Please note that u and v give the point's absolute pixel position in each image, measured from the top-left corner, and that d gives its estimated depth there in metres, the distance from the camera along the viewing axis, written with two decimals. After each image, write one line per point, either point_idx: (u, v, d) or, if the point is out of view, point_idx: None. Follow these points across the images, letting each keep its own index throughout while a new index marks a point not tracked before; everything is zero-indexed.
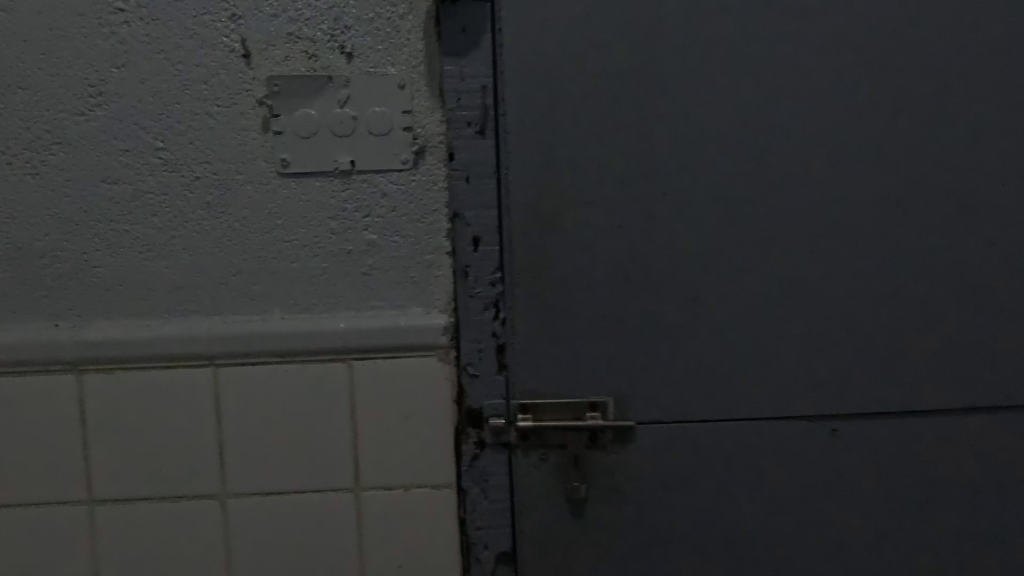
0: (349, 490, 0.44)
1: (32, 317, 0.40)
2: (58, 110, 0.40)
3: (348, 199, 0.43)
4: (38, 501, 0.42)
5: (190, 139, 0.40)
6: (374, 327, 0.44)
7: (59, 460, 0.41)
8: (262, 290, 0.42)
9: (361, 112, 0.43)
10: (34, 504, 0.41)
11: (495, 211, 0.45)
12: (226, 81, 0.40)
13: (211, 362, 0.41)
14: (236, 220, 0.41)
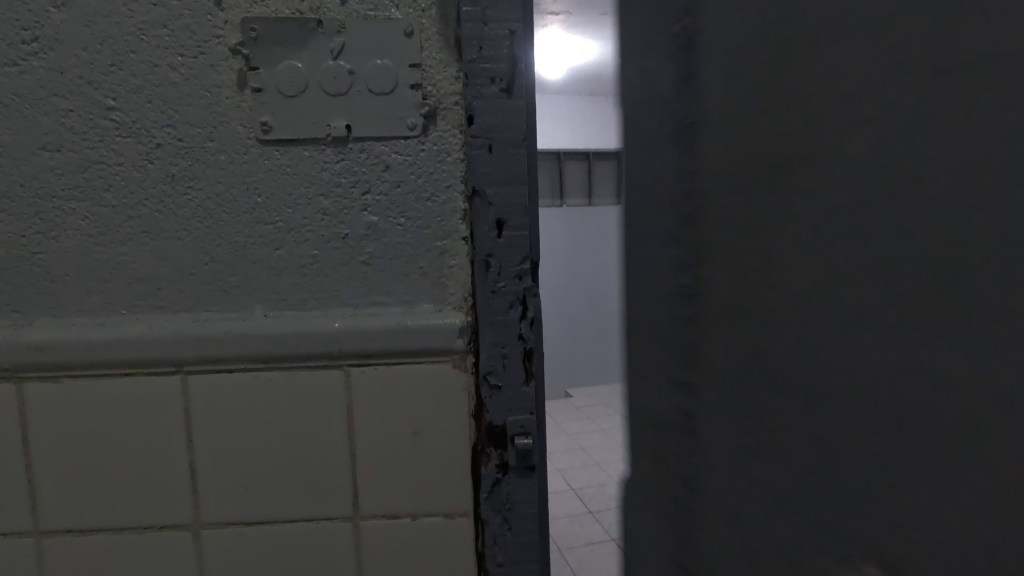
0: (348, 520, 0.36)
1: None
2: None
3: (343, 172, 0.35)
4: None
5: (148, 97, 0.34)
6: (374, 329, 0.35)
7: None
8: (239, 283, 0.36)
9: (358, 66, 0.34)
10: None
11: (523, 187, 0.36)
12: (191, 25, 0.34)
13: (179, 370, 0.35)
14: (205, 197, 0.35)
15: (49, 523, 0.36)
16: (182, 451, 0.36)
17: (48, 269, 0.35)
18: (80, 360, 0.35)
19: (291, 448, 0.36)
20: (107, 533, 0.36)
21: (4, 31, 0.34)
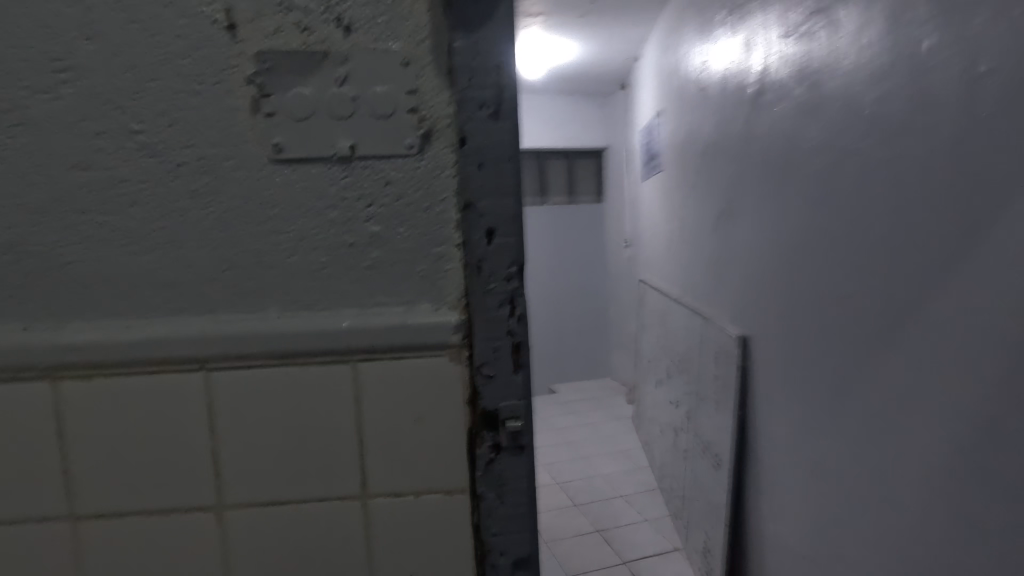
0: (356, 499, 0.41)
1: (7, 319, 0.39)
2: (24, 89, 0.37)
3: (349, 187, 0.39)
4: (17, 517, 0.40)
5: (170, 120, 0.38)
6: (379, 327, 0.39)
7: (38, 469, 0.39)
8: (255, 287, 0.40)
9: (361, 92, 0.38)
10: (14, 519, 0.39)
11: (511, 199, 0.40)
12: (209, 56, 0.37)
13: (202, 366, 0.39)
14: (223, 209, 0.39)
15: (84, 507, 0.40)
16: (207, 442, 0.40)
17: (81, 277, 0.39)
18: (111, 359, 0.38)
19: (307, 437, 0.40)
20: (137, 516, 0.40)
21: (35, 61, 0.37)
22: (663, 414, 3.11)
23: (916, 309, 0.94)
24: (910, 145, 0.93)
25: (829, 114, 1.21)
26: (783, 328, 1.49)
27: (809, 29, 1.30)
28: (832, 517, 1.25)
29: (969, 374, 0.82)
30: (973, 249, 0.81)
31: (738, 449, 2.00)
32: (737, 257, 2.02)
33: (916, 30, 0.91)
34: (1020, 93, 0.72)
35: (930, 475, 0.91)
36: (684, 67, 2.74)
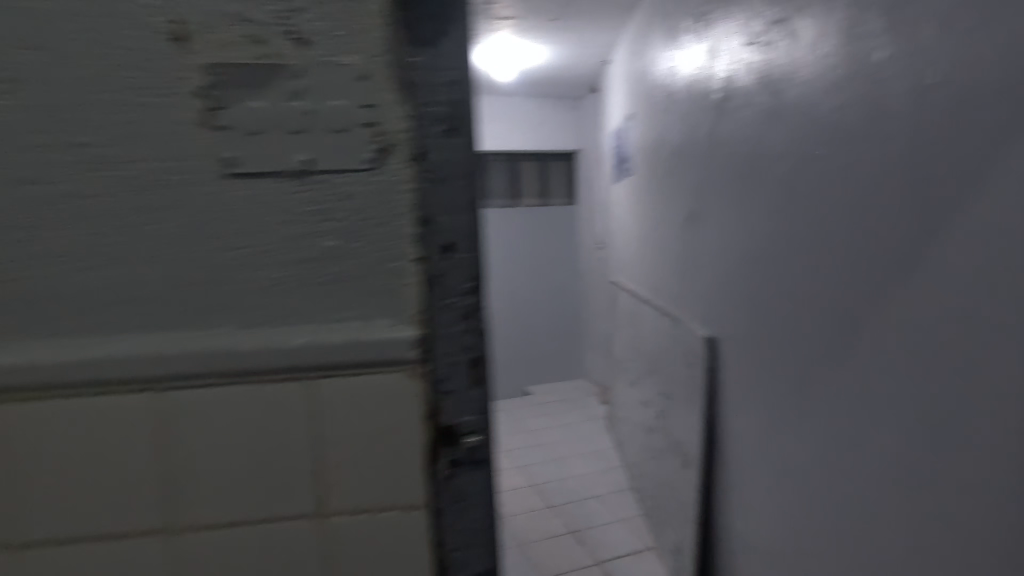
0: (312, 517, 0.40)
1: None
2: None
3: (304, 202, 0.38)
4: None
5: (120, 135, 0.37)
6: (335, 344, 0.39)
7: None
8: (208, 305, 0.39)
9: (317, 106, 0.37)
10: None
11: (468, 215, 0.40)
12: (160, 68, 0.36)
13: (149, 388, 0.38)
14: (175, 225, 0.38)
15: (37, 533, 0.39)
16: (155, 462, 0.39)
17: (27, 295, 0.38)
18: (54, 382, 0.37)
19: (260, 456, 0.39)
20: (90, 540, 0.39)
21: None
22: (635, 414, 3.16)
23: (873, 311, 0.97)
24: (866, 153, 0.97)
25: (790, 121, 1.24)
26: (749, 330, 1.52)
27: (770, 39, 1.34)
28: (797, 513, 1.28)
29: (922, 373, 0.86)
30: (923, 254, 0.84)
31: (708, 448, 2.04)
32: (704, 259, 2.06)
33: (869, 42, 0.94)
34: (965, 105, 0.75)
35: (887, 470, 0.94)
36: (652, 72, 2.79)
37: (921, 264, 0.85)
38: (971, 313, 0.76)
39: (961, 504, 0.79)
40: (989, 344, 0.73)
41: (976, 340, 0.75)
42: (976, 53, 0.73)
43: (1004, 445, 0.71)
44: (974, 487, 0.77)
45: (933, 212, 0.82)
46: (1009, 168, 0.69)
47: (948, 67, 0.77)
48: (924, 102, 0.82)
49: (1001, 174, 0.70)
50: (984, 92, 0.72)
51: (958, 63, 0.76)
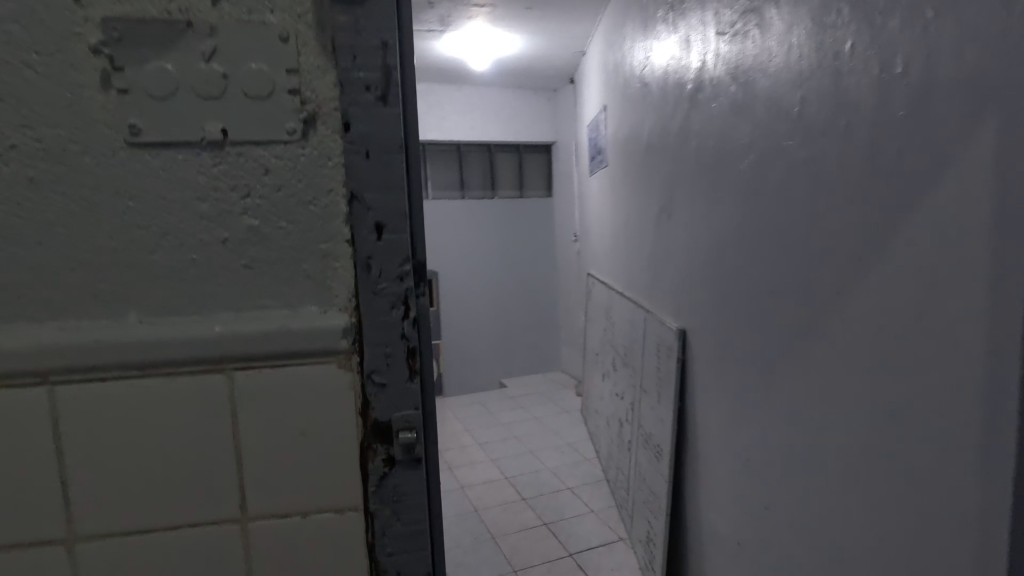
0: (236, 521, 0.39)
1: None
2: None
3: (220, 175, 0.37)
4: None
5: (13, 102, 0.35)
6: (259, 331, 0.38)
7: None
8: (117, 286, 0.37)
9: (232, 71, 0.36)
10: None
11: (399, 191, 0.39)
12: (56, 28, 0.34)
13: (48, 381, 0.36)
14: (76, 201, 0.36)
15: None
16: (64, 458, 0.37)
17: None
18: None
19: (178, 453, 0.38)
20: None
21: None
22: (608, 407, 3.17)
23: (837, 303, 0.97)
24: (831, 144, 0.96)
25: (759, 113, 1.24)
26: (719, 323, 1.52)
27: (741, 30, 1.33)
28: (763, 504, 1.29)
29: (882, 365, 0.86)
30: (884, 245, 0.84)
31: (677, 441, 2.05)
32: (676, 253, 2.06)
33: (836, 32, 0.94)
34: (923, 98, 0.76)
35: (850, 461, 0.95)
36: (627, 64, 2.77)
37: (882, 255, 0.85)
38: (929, 305, 0.76)
39: (918, 493, 0.80)
40: (947, 335, 0.73)
41: (935, 331, 0.75)
42: (938, 44, 0.72)
43: (960, 435, 0.72)
44: (930, 476, 0.77)
45: (893, 204, 0.82)
46: (968, 160, 0.69)
47: (912, 57, 0.77)
48: (887, 94, 0.82)
49: (958, 166, 0.71)
50: (945, 82, 0.72)
51: (922, 52, 0.75)
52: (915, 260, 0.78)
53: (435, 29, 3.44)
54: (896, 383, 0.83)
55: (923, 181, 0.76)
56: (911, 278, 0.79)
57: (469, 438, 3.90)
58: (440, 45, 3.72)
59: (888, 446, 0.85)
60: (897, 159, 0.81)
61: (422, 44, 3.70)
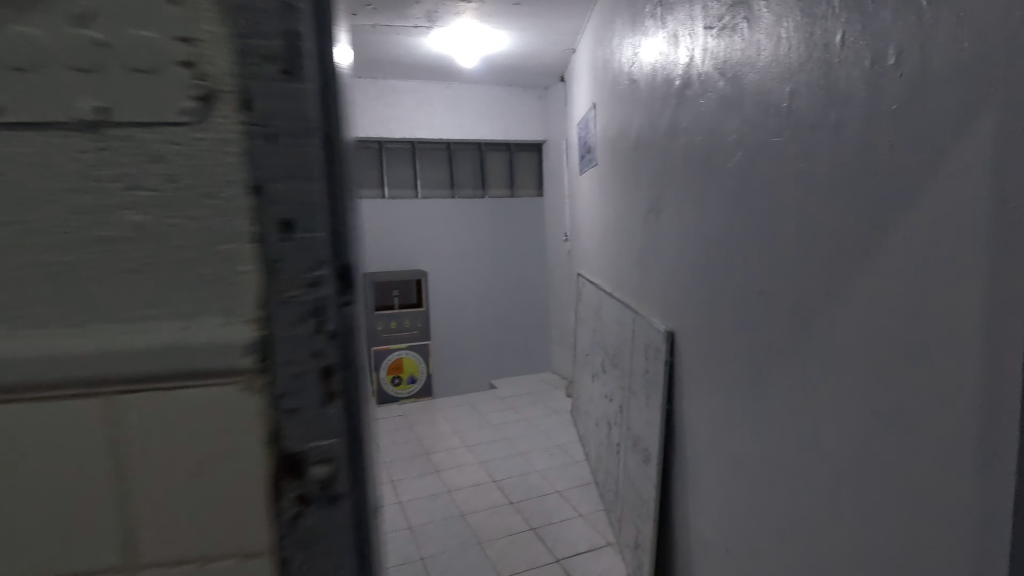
0: (259, 544, 0.46)
1: None
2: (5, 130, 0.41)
3: (259, 236, 0.45)
4: None
5: (96, 159, 0.42)
6: (284, 371, 0.46)
7: None
8: (170, 320, 0.44)
9: (279, 156, 0.44)
10: None
11: None
12: (136, 105, 0.42)
13: (98, 394, 0.43)
14: (138, 247, 0.44)
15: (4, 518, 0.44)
16: (118, 466, 0.44)
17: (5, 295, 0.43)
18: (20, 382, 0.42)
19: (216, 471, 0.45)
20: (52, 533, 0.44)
21: None
22: (599, 406, 3.24)
23: (849, 294, 1.06)
24: (845, 149, 1.04)
25: (775, 124, 1.28)
26: (728, 317, 1.60)
27: (749, 36, 1.38)
28: (773, 485, 1.38)
29: (895, 350, 0.95)
30: (897, 242, 0.93)
31: (665, 441, 2.16)
32: (668, 250, 2.10)
33: (854, 46, 1.01)
34: (962, 130, 0.80)
35: (862, 438, 1.04)
36: (615, 61, 2.81)
37: (895, 251, 0.93)
38: (940, 294, 0.85)
39: (929, 464, 0.89)
40: (959, 322, 0.82)
41: (948, 318, 0.84)
42: (958, 61, 0.80)
43: (970, 409, 0.81)
44: (940, 447, 0.87)
45: (907, 205, 0.90)
46: (981, 166, 0.77)
47: (930, 72, 0.85)
48: (904, 105, 0.90)
49: (971, 172, 0.79)
50: (962, 95, 0.80)
51: (939, 68, 0.83)
52: (927, 254, 0.87)
53: (422, 25, 3.45)
54: (908, 366, 0.92)
55: (936, 185, 0.85)
56: (923, 271, 0.88)
57: (457, 440, 4.02)
58: (429, 42, 3.73)
59: (899, 423, 0.94)
60: (913, 164, 0.89)
61: (409, 40, 3.69)
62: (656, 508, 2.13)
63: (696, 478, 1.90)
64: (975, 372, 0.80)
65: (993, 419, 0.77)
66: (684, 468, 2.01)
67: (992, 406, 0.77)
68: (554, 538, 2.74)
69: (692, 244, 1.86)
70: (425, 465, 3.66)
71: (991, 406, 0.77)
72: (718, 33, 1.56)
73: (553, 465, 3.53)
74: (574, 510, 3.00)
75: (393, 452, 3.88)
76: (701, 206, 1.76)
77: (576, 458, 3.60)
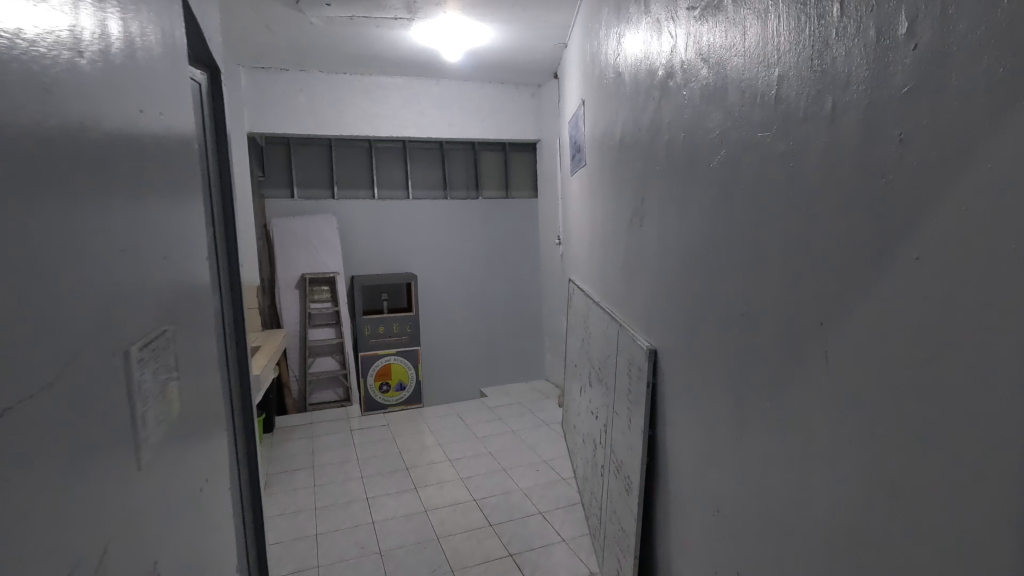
0: None
1: None
2: None
3: None
4: None
5: None
6: None
7: None
8: None
9: None
10: None
11: None
12: None
13: None
14: None
15: None
16: None
17: None
18: None
19: None
20: None
21: None
22: (585, 423, 3.03)
23: (851, 324, 0.85)
24: (846, 145, 0.84)
25: (761, 116, 1.09)
26: (714, 339, 1.39)
27: (735, 16, 1.17)
28: (761, 537, 1.18)
29: (906, 401, 0.74)
30: (911, 264, 0.72)
31: (648, 471, 1.96)
32: (652, 259, 1.89)
33: (856, 15, 0.80)
34: (989, 124, 0.61)
35: (866, 503, 0.84)
36: (602, 54, 2.60)
37: (909, 274, 0.73)
38: (955, 337, 0.66)
39: (952, 552, 0.68)
40: (992, 374, 0.62)
41: (978, 369, 0.63)
42: (991, 26, 0.60)
43: (1008, 492, 0.60)
44: (967, 532, 0.66)
45: (924, 217, 0.70)
46: (1015, 167, 0.58)
47: (955, 41, 0.64)
48: (919, 86, 0.69)
49: (1010, 174, 0.59)
50: (1000, 72, 0.59)
51: (968, 37, 0.62)
52: (948, 281, 0.67)
53: (402, 17, 3.23)
54: (926, 424, 0.71)
55: (964, 192, 0.64)
56: (944, 303, 0.68)
57: (439, 454, 3.81)
58: (413, 35, 3.53)
59: (913, 493, 0.74)
60: (933, 164, 0.68)
61: (392, 33, 3.49)
62: (636, 544, 1.93)
63: (679, 515, 1.69)
64: (1015, 443, 0.59)
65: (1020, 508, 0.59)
66: (667, 501, 1.79)
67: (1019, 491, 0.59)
68: (533, 566, 2.52)
69: (676, 254, 1.65)
70: (404, 480, 3.44)
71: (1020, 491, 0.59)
72: (703, 14, 1.35)
73: (537, 483, 3.31)
74: (555, 534, 2.78)
75: (371, 466, 3.66)
76: (686, 212, 1.55)
77: (563, 475, 3.40)
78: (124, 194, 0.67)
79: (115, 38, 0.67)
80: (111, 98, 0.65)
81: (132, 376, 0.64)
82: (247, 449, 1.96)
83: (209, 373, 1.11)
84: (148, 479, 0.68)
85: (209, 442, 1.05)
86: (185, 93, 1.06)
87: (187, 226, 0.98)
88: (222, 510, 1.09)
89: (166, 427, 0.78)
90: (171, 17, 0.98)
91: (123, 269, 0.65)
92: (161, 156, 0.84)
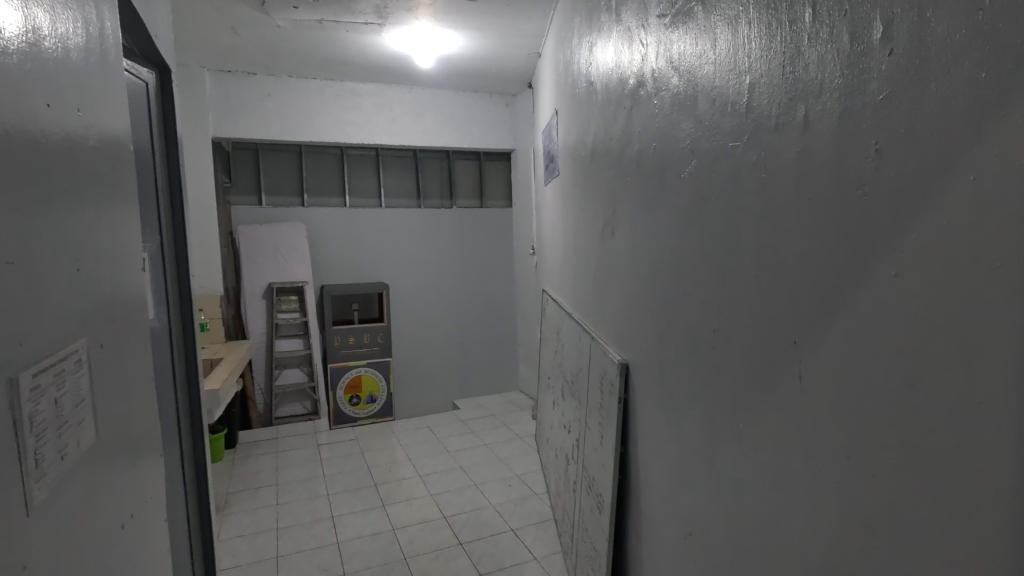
0: None
1: None
2: None
3: None
4: None
5: None
6: None
7: None
8: None
9: None
10: None
11: None
12: None
13: None
14: None
15: None
16: None
17: None
18: None
19: None
20: None
21: None
22: (557, 435, 2.98)
23: (825, 342, 0.81)
24: (820, 153, 0.80)
25: (730, 125, 1.06)
26: (685, 354, 1.35)
27: (706, 23, 1.14)
28: (734, 564, 1.12)
29: (883, 425, 0.70)
30: (890, 280, 0.68)
31: (620, 488, 1.90)
32: (624, 270, 1.85)
33: (828, 20, 0.77)
34: (973, 132, 0.57)
35: (843, 533, 0.79)
36: (574, 65, 2.57)
37: (888, 290, 0.69)
38: (932, 355, 0.63)
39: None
40: (978, 403, 0.57)
41: (962, 392, 0.59)
42: (971, 30, 0.56)
43: (992, 519, 0.56)
44: (954, 569, 0.61)
45: (902, 234, 0.66)
46: (991, 178, 0.55)
47: (933, 46, 0.61)
48: (894, 92, 0.66)
49: (990, 182, 0.55)
50: (979, 79, 0.56)
51: (948, 41, 0.59)
52: (928, 298, 0.63)
53: (373, 22, 3.16)
54: (904, 453, 0.67)
55: (945, 205, 0.60)
56: (926, 323, 0.63)
57: (409, 469, 3.69)
58: (382, 40, 3.45)
59: (891, 518, 0.70)
60: (910, 176, 0.64)
61: (362, 38, 3.41)
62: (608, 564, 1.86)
63: (652, 536, 1.63)
64: (1004, 477, 0.55)
65: (1008, 541, 0.55)
66: (640, 519, 1.73)
67: (1002, 519, 0.55)
68: None
69: (647, 267, 1.60)
70: (371, 497, 3.29)
71: (1005, 522, 0.55)
72: (673, 21, 1.31)
73: (510, 499, 3.23)
74: (527, 552, 2.70)
75: (338, 482, 3.52)
76: (656, 221, 1.52)
77: (536, 490, 3.33)
78: (17, 195, 0.59)
79: (9, 24, 0.59)
80: (5, 92, 0.58)
81: (14, 407, 0.55)
82: (192, 466, 1.87)
83: (139, 393, 1.00)
84: (43, 526, 0.59)
85: (136, 470, 0.94)
86: (119, 91, 0.98)
87: (114, 233, 0.89)
88: (153, 544, 0.99)
89: (73, 461, 0.69)
90: (99, 5, 0.90)
91: (13, 282, 0.57)
92: (78, 157, 0.76)
